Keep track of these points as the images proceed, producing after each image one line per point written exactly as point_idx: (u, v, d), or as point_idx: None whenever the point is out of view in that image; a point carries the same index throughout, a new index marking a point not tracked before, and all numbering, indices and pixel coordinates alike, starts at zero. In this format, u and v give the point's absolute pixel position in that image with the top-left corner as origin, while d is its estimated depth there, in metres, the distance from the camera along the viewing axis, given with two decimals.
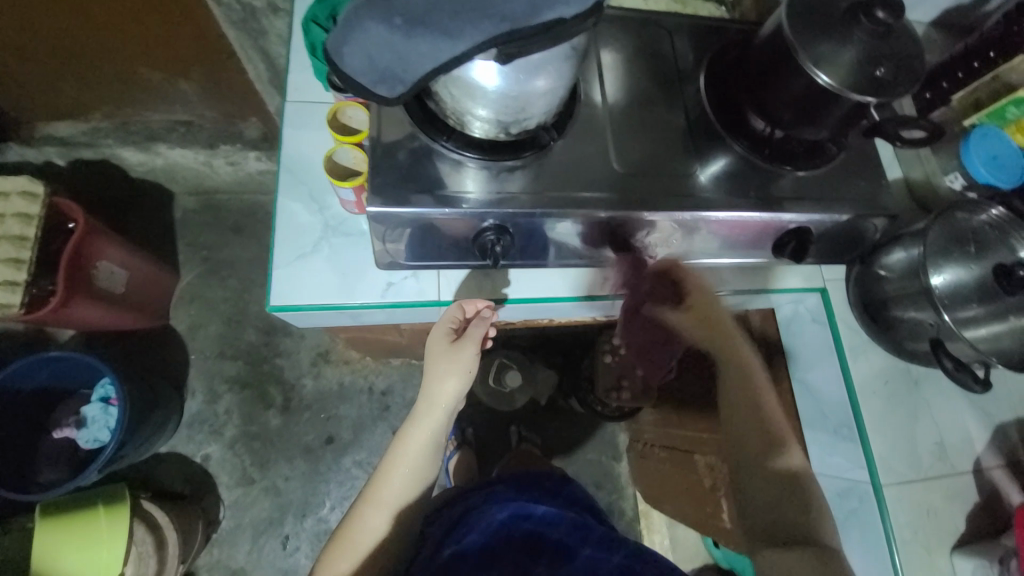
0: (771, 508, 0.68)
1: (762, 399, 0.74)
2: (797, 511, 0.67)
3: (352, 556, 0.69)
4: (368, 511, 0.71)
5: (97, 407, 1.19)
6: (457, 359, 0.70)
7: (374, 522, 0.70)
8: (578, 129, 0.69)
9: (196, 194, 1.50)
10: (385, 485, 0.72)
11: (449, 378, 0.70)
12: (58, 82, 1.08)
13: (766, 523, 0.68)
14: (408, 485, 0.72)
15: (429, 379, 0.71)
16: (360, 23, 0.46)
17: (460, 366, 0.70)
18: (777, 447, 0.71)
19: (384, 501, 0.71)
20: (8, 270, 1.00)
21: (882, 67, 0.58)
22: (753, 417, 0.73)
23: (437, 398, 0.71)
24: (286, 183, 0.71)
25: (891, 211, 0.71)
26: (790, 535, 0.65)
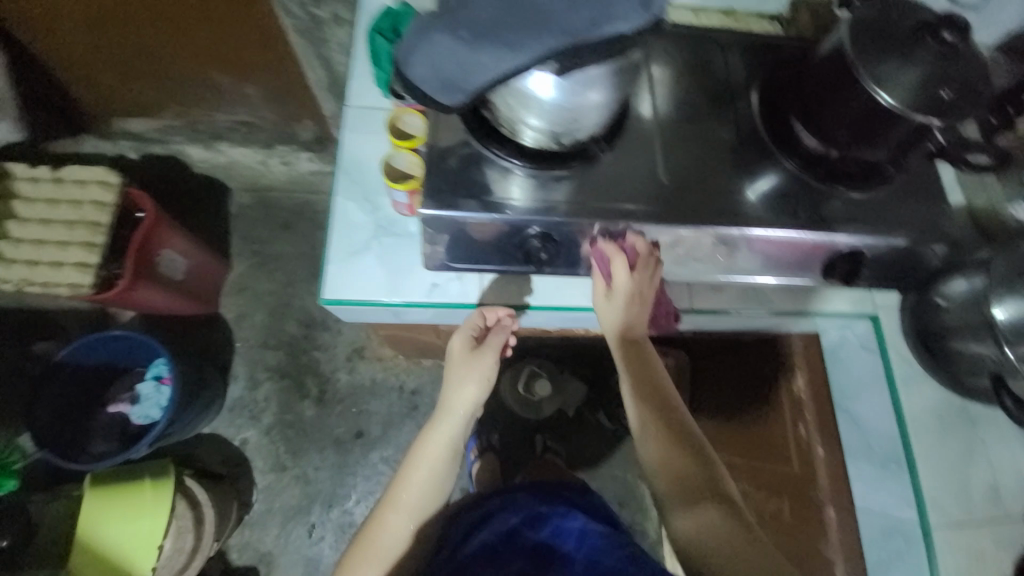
0: (679, 474, 0.61)
1: (643, 358, 0.68)
2: (700, 468, 0.61)
3: (376, 556, 0.71)
4: (388, 514, 0.72)
5: (150, 385, 1.27)
6: (477, 366, 0.72)
7: (394, 525, 0.72)
8: (627, 142, 0.69)
9: (250, 191, 1.58)
10: (405, 490, 0.73)
11: (468, 384, 0.72)
12: (138, 80, 1.17)
13: (676, 490, 0.60)
14: (426, 492, 0.73)
15: (449, 386, 0.73)
16: (428, 35, 0.48)
17: (480, 372, 0.72)
18: (670, 406, 0.65)
19: (405, 506, 0.72)
20: (83, 252, 1.09)
21: (948, 88, 0.56)
22: (637, 381, 0.66)
23: (454, 403, 0.72)
24: (342, 183, 0.75)
25: (951, 237, 0.69)
26: (699, 494, 0.59)
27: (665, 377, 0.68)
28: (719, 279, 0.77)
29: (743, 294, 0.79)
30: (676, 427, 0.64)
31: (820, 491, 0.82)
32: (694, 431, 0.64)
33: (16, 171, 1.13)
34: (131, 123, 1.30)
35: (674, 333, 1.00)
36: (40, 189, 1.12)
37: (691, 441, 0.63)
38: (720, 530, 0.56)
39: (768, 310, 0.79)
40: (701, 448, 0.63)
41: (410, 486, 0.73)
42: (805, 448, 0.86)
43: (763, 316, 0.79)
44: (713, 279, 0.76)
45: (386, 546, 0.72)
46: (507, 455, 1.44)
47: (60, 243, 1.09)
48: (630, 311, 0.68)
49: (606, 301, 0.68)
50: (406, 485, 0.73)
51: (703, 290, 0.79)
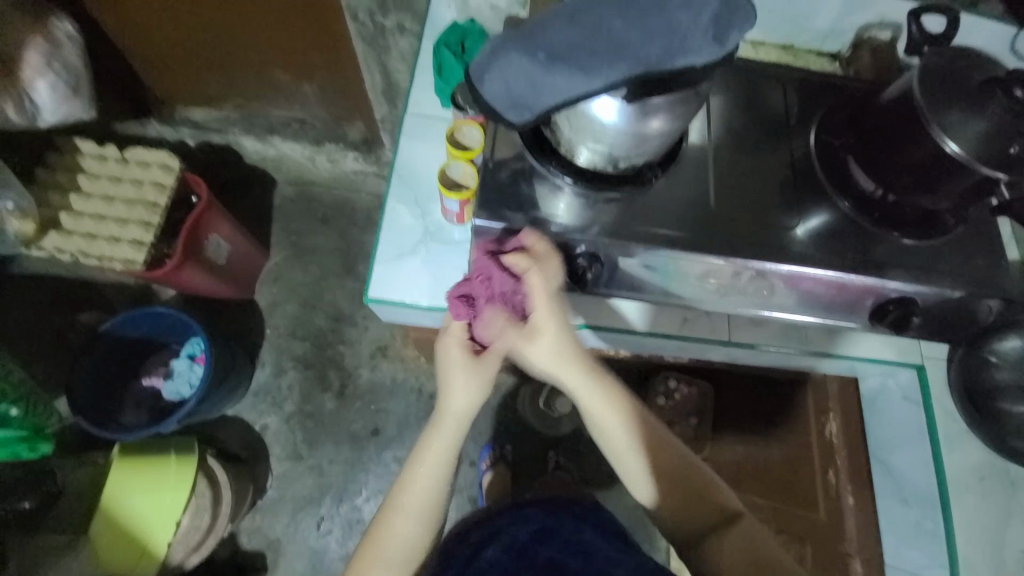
0: (681, 508, 0.60)
1: (605, 396, 0.61)
2: (702, 494, 0.60)
3: (382, 563, 0.60)
4: (394, 519, 0.61)
5: (184, 362, 1.31)
6: (471, 377, 0.60)
7: (401, 532, 0.61)
8: (681, 169, 0.70)
9: (295, 184, 1.63)
10: (408, 495, 0.62)
11: (466, 387, 0.60)
12: (205, 71, 1.23)
13: (683, 523, 0.60)
14: (429, 498, 0.62)
15: (443, 387, 0.62)
16: (505, 54, 0.50)
17: (473, 385, 0.60)
18: (655, 439, 0.62)
19: (411, 514, 0.61)
20: (139, 230, 1.14)
21: (1017, 144, 0.55)
22: (609, 425, 0.61)
23: (449, 405, 0.61)
24: (395, 186, 0.78)
25: (1012, 295, 0.65)
26: (709, 523, 0.59)
27: (639, 407, 0.63)
28: (755, 312, 0.75)
29: (783, 331, 0.78)
30: (668, 464, 0.61)
31: (847, 541, 0.83)
32: (685, 453, 0.62)
33: (86, 148, 1.19)
34: (193, 112, 1.36)
35: (710, 365, 1.01)
36: (105, 167, 1.18)
37: (683, 466, 0.61)
38: (743, 560, 0.56)
39: (806, 350, 0.78)
40: (698, 473, 0.61)
41: (412, 490, 0.62)
42: (834, 495, 0.86)
43: (803, 356, 0.78)
44: (750, 312, 0.74)
45: (388, 560, 0.60)
46: (519, 468, 1.43)
47: (118, 220, 1.15)
48: (569, 351, 0.60)
49: (529, 343, 0.60)
50: (408, 486, 0.62)
51: (741, 323, 0.79)
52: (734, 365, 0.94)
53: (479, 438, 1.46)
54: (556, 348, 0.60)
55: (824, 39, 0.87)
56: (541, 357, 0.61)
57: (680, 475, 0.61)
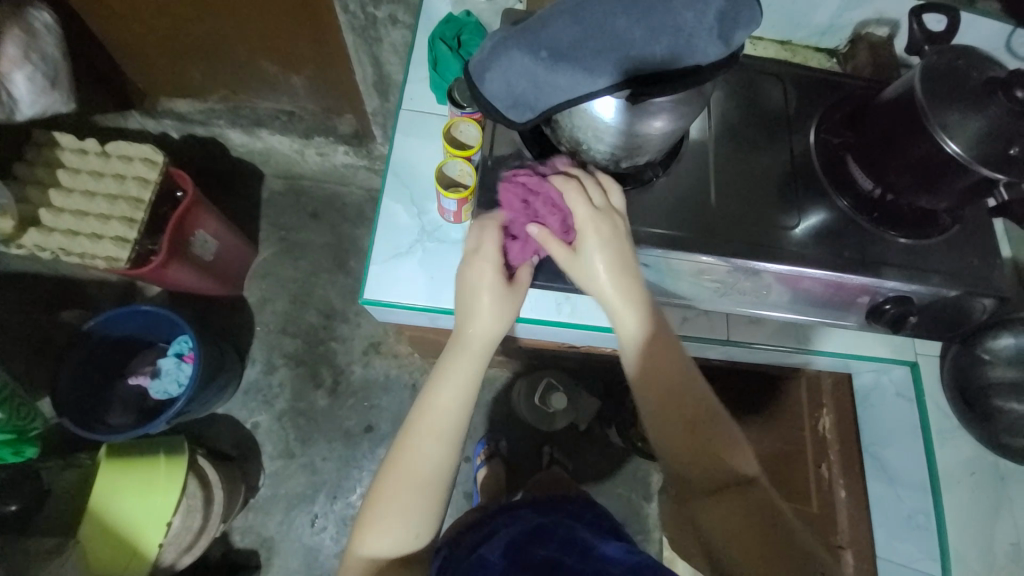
0: (696, 462, 0.56)
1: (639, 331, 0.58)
2: (721, 451, 0.56)
3: (402, 486, 0.57)
4: (417, 440, 0.58)
5: (172, 361, 1.29)
6: (502, 297, 0.60)
7: (427, 450, 0.58)
8: (681, 167, 0.69)
9: (283, 178, 1.60)
10: (431, 413, 0.58)
11: (491, 307, 0.60)
12: (188, 61, 1.19)
13: (700, 478, 0.56)
14: (456, 414, 0.58)
15: (467, 306, 0.60)
16: (506, 52, 0.48)
17: (506, 303, 0.60)
18: (687, 380, 0.58)
19: (437, 433, 0.58)
20: (122, 227, 1.11)
21: (1016, 145, 0.55)
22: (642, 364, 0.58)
23: (473, 328, 0.60)
24: (391, 185, 0.76)
25: (1004, 293, 0.66)
26: (719, 482, 0.55)
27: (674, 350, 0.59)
28: (752, 312, 0.75)
29: (780, 329, 0.79)
30: (698, 410, 0.57)
31: (839, 533, 0.85)
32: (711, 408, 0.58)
33: (64, 142, 1.15)
34: (176, 103, 1.32)
35: (706, 362, 1.02)
36: (85, 161, 1.14)
37: (707, 420, 0.57)
38: (748, 525, 0.53)
39: (802, 348, 0.79)
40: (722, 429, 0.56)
41: (436, 407, 0.58)
42: (826, 488, 0.88)
43: (798, 353, 0.79)
44: (747, 311, 0.75)
45: (412, 478, 0.57)
46: (514, 464, 1.44)
47: (100, 217, 1.11)
48: (621, 267, 0.58)
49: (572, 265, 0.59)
50: (434, 400, 0.59)
51: (739, 322, 0.79)
52: (731, 362, 0.95)
53: (474, 434, 1.46)
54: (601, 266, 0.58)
55: (823, 34, 0.87)
56: (588, 276, 0.59)
57: (708, 424, 0.57)
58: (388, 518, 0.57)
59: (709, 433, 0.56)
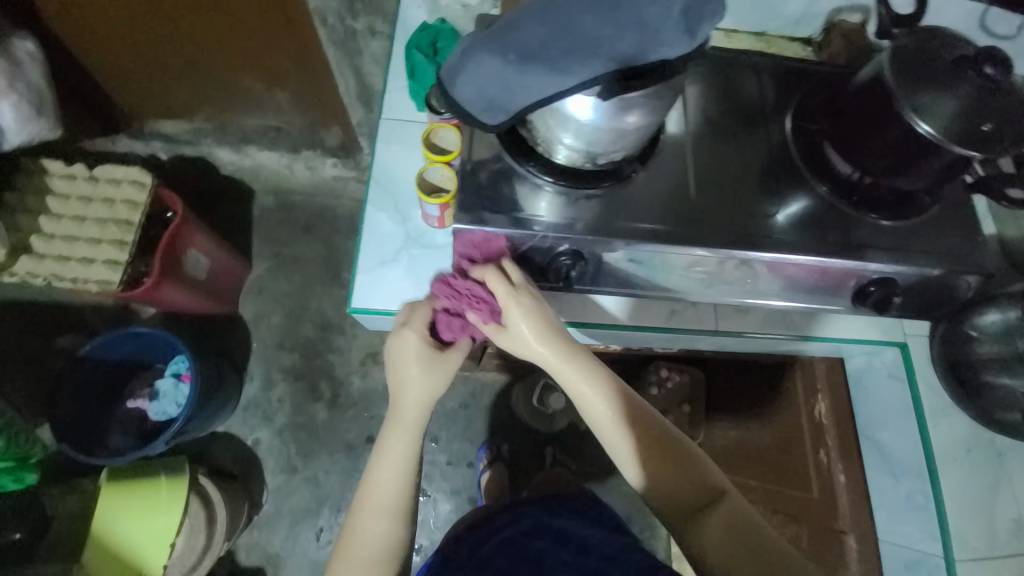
0: (664, 485, 0.58)
1: (585, 374, 0.61)
2: (685, 472, 0.58)
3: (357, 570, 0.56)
4: (366, 515, 0.58)
5: (169, 382, 1.28)
6: (430, 370, 0.63)
7: (374, 525, 0.58)
8: (659, 161, 0.70)
9: (273, 193, 1.60)
10: (377, 482, 0.59)
11: (419, 379, 0.63)
12: (171, 83, 1.20)
13: (675, 503, 0.58)
14: (398, 486, 0.59)
15: (398, 376, 0.64)
16: (476, 56, 0.49)
17: (438, 377, 0.63)
18: (636, 410, 0.61)
19: (382, 508, 0.58)
20: (113, 250, 1.11)
21: (989, 121, 0.56)
22: (592, 406, 0.61)
23: (406, 395, 0.63)
24: (374, 193, 0.77)
25: (988, 269, 0.67)
26: (697, 502, 0.57)
27: (622, 386, 0.62)
28: (740, 301, 0.75)
29: (769, 318, 0.79)
30: (656, 437, 0.59)
31: (840, 518, 0.85)
32: (669, 430, 0.60)
33: (53, 168, 1.15)
34: (163, 124, 1.33)
35: (700, 353, 1.03)
36: (74, 186, 1.15)
37: (667, 444, 0.59)
38: (727, 541, 0.53)
39: (791, 335, 0.79)
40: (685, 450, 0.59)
41: (381, 477, 0.59)
42: (826, 474, 0.89)
43: (789, 340, 0.79)
44: (736, 300, 0.75)
45: (360, 561, 0.56)
46: (517, 466, 1.44)
47: (90, 241, 1.11)
48: (547, 325, 0.62)
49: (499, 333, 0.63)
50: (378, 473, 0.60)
51: (727, 312, 0.79)
52: (724, 352, 0.95)
53: (475, 439, 1.46)
54: (525, 333, 0.61)
55: (797, 25, 0.88)
56: (517, 343, 0.63)
57: (669, 446, 0.59)
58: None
59: (673, 455, 0.59)
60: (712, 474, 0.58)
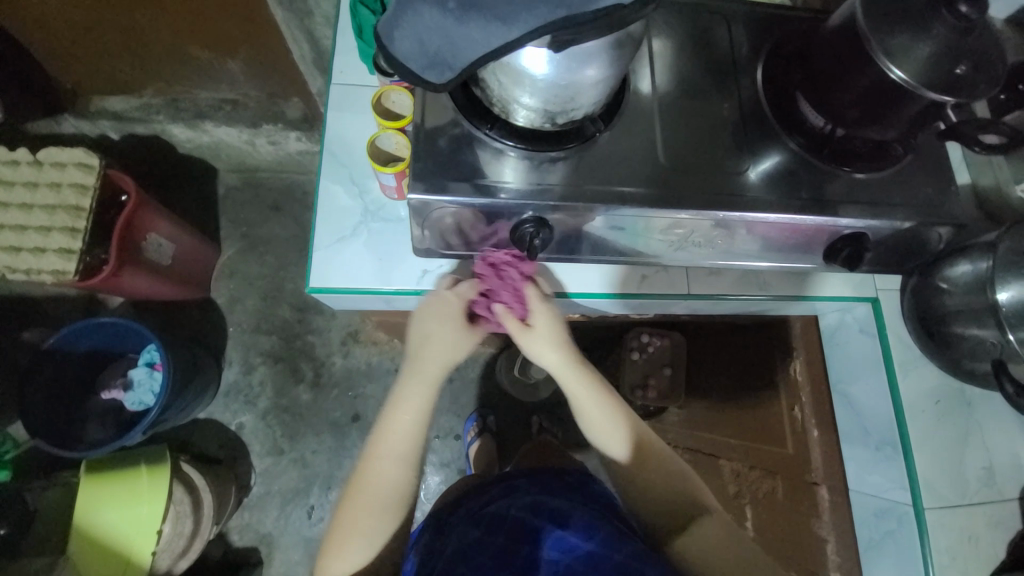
0: (653, 498, 0.64)
1: (595, 397, 0.66)
2: (677, 488, 0.63)
3: (366, 511, 0.60)
4: (375, 465, 0.61)
5: (142, 371, 1.25)
6: (461, 339, 0.66)
7: (383, 472, 0.61)
8: (626, 119, 0.66)
9: (238, 172, 1.53)
10: (384, 438, 0.62)
11: (439, 342, 0.64)
12: (113, 57, 1.11)
13: (665, 518, 0.63)
14: (412, 436, 0.62)
15: (422, 334, 0.65)
16: (412, 6, 0.46)
17: (458, 339, 0.65)
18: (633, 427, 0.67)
19: (391, 456, 0.62)
20: (64, 238, 1.05)
21: (963, 64, 0.54)
22: (595, 421, 0.66)
23: (428, 350, 0.65)
24: (329, 166, 0.75)
25: (960, 220, 0.65)
26: (683, 519, 0.61)
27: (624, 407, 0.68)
28: (716, 262, 0.74)
29: (741, 279, 0.78)
30: (653, 453, 0.66)
31: (814, 470, 0.91)
32: (662, 450, 0.66)
33: None
34: (110, 101, 1.24)
35: (675, 316, 1.03)
36: (18, 173, 1.08)
37: (663, 463, 0.65)
38: (715, 549, 0.57)
39: (765, 295, 0.78)
40: (675, 468, 0.65)
41: (392, 430, 0.62)
42: (800, 429, 0.93)
43: (762, 302, 0.79)
44: (710, 263, 0.75)
45: (368, 506, 0.60)
46: (503, 437, 1.45)
47: (41, 229, 1.05)
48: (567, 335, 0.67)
49: (526, 331, 0.65)
50: (389, 427, 0.62)
51: (699, 274, 0.78)
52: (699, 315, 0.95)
53: (461, 412, 1.46)
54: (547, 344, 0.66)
55: None
56: (537, 345, 0.66)
57: (664, 463, 0.65)
58: (356, 534, 0.60)
59: (665, 471, 0.64)
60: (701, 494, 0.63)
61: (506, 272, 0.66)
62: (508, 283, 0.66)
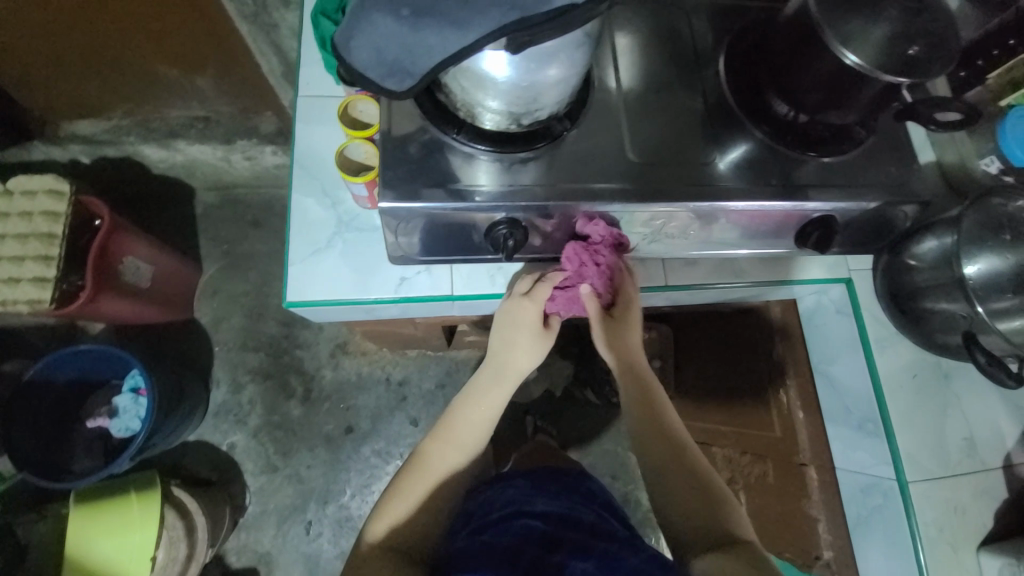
0: (686, 517, 0.61)
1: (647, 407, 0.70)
2: (713, 511, 0.61)
3: (419, 485, 0.66)
4: (442, 446, 0.69)
5: (127, 397, 1.22)
6: (539, 341, 0.71)
7: (447, 456, 0.68)
8: (593, 116, 0.67)
9: (215, 189, 1.52)
10: (461, 426, 0.70)
11: (522, 349, 0.71)
12: (78, 80, 1.09)
13: (695, 539, 0.59)
14: (480, 430, 0.70)
15: (506, 337, 0.71)
16: (367, 16, 0.46)
17: (536, 344, 0.71)
18: (677, 441, 0.68)
19: (459, 444, 0.69)
20: (38, 267, 1.03)
21: (916, 45, 0.55)
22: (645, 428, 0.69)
23: (511, 355, 0.71)
24: (300, 179, 0.74)
25: (924, 197, 0.67)
26: (715, 541, 0.58)
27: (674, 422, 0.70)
28: (692, 252, 0.75)
29: (718, 267, 0.79)
30: (691, 470, 0.65)
31: (801, 451, 0.96)
32: (704, 471, 0.65)
33: None
34: (78, 125, 1.22)
35: (657, 308, 1.03)
36: None
37: (703, 484, 0.64)
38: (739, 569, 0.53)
39: (742, 281, 0.79)
40: (715, 491, 0.63)
41: (466, 421, 0.70)
42: (785, 411, 0.99)
43: (740, 289, 0.80)
44: (685, 253, 0.76)
45: (424, 480, 0.67)
46: (498, 439, 1.44)
47: (13, 259, 1.03)
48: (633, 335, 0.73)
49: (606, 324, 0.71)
50: (463, 418, 0.70)
51: (675, 265, 0.79)
52: (681, 305, 0.95)
53: None
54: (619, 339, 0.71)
55: None
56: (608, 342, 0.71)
57: (703, 481, 0.64)
58: (402, 503, 0.65)
59: (701, 488, 0.63)
60: (737, 520, 0.60)
61: (598, 252, 0.66)
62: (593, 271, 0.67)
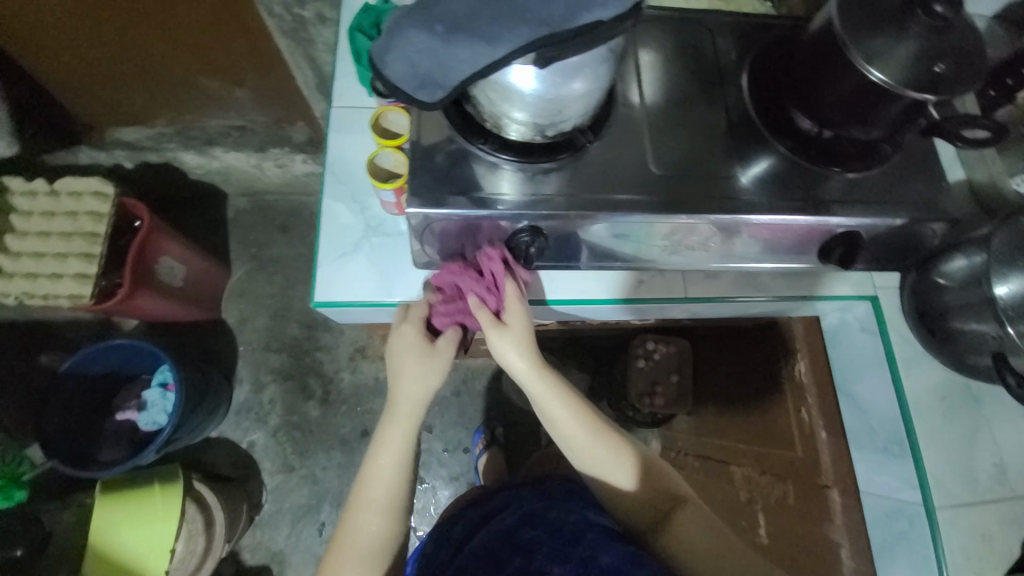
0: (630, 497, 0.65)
1: (562, 403, 0.65)
2: (654, 483, 0.65)
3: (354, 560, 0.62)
4: (361, 513, 0.63)
5: (156, 392, 1.27)
6: (426, 362, 0.66)
7: (370, 522, 0.63)
8: (616, 129, 0.68)
9: (247, 195, 1.58)
10: (375, 484, 0.64)
11: (412, 377, 0.65)
12: (126, 90, 1.16)
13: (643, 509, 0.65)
14: (394, 481, 0.64)
15: (395, 371, 0.66)
16: (402, 31, 0.49)
17: (426, 369, 0.66)
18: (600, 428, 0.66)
19: (379, 504, 0.63)
20: (80, 263, 1.09)
21: (943, 62, 0.55)
22: (565, 425, 0.65)
23: (403, 389, 0.65)
24: (330, 185, 0.77)
25: (954, 215, 0.66)
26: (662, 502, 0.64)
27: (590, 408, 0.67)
28: (711, 265, 0.76)
29: (739, 280, 0.79)
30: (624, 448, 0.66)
31: (824, 473, 0.86)
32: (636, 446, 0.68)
33: (14, 185, 1.13)
34: (124, 132, 1.29)
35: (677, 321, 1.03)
36: (36, 202, 1.12)
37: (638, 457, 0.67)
38: (691, 537, 0.60)
39: (764, 295, 0.79)
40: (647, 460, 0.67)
41: (376, 477, 0.64)
42: (809, 433, 0.90)
43: (762, 303, 0.79)
44: (703, 266, 0.76)
45: (355, 556, 0.62)
46: (512, 449, 1.44)
47: (58, 256, 1.09)
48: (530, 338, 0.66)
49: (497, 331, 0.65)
50: (373, 475, 0.64)
51: (696, 278, 0.79)
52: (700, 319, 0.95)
53: (469, 424, 1.46)
54: (513, 347, 0.65)
55: None
56: (502, 350, 0.65)
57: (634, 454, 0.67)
58: None
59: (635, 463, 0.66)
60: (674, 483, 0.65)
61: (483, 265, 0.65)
62: (472, 281, 0.66)
